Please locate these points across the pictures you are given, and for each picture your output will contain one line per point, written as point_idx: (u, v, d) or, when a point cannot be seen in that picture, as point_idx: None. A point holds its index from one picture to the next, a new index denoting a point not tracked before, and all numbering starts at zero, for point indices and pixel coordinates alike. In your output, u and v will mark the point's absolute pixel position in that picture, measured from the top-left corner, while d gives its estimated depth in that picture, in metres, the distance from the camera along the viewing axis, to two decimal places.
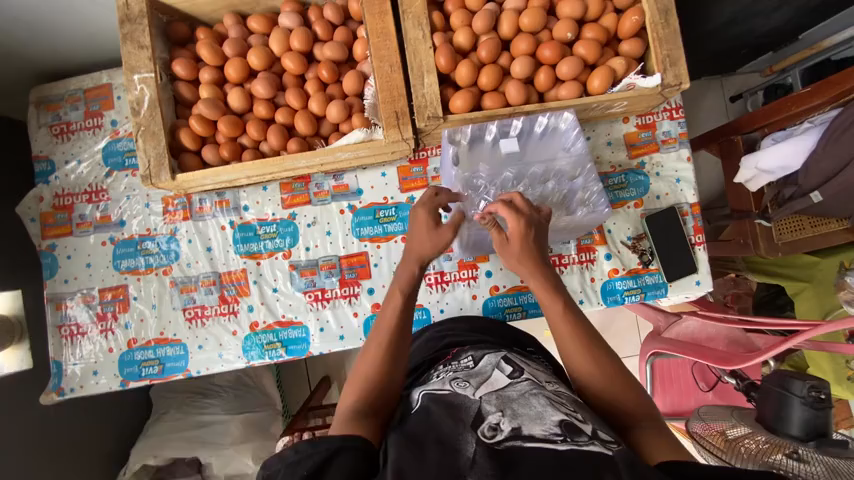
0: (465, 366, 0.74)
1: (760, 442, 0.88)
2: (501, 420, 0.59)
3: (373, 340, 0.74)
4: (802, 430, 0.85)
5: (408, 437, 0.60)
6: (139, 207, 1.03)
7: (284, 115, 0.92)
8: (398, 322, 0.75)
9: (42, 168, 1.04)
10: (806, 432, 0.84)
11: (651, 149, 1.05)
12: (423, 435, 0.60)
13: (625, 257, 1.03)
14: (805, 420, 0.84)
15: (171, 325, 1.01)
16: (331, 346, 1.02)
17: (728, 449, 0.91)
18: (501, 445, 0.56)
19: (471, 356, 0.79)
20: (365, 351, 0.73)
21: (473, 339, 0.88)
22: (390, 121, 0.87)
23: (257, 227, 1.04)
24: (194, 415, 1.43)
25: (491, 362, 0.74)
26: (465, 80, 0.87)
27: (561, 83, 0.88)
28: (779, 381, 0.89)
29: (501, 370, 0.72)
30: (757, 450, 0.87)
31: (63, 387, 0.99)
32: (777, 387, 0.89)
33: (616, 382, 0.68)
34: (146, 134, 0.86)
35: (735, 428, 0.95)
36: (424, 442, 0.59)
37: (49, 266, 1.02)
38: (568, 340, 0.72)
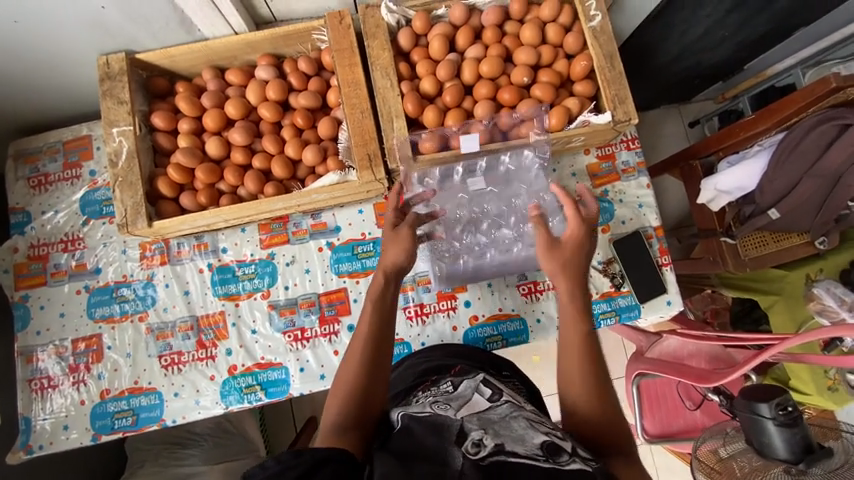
0: (444, 391, 0.76)
1: (752, 461, 0.94)
2: (484, 436, 0.60)
3: (351, 368, 0.73)
4: (789, 452, 0.87)
5: (393, 454, 0.60)
6: (116, 253, 1.03)
7: (261, 161, 0.96)
8: (380, 343, 0.76)
9: (18, 219, 1.05)
10: (792, 453, 0.87)
11: (612, 178, 1.11)
12: (408, 452, 0.59)
13: (597, 281, 1.07)
14: (786, 442, 0.86)
15: (146, 373, 0.99)
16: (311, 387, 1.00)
17: (723, 471, 0.99)
18: (485, 460, 0.56)
19: (451, 382, 0.81)
20: (341, 374, 0.74)
21: (450, 363, 0.91)
22: (363, 163, 0.92)
23: (235, 269, 1.05)
24: (171, 467, 1.36)
25: (470, 388, 0.76)
26: (432, 122, 0.93)
27: (521, 122, 0.95)
28: (746, 407, 0.90)
29: (481, 394, 0.74)
30: (750, 470, 0.94)
31: (31, 444, 0.96)
32: (748, 412, 0.90)
33: (592, 397, 0.69)
34: (123, 184, 0.88)
35: (728, 445, 1.03)
36: (410, 458, 0.58)
37: (22, 317, 1.01)
38: (578, 351, 0.73)
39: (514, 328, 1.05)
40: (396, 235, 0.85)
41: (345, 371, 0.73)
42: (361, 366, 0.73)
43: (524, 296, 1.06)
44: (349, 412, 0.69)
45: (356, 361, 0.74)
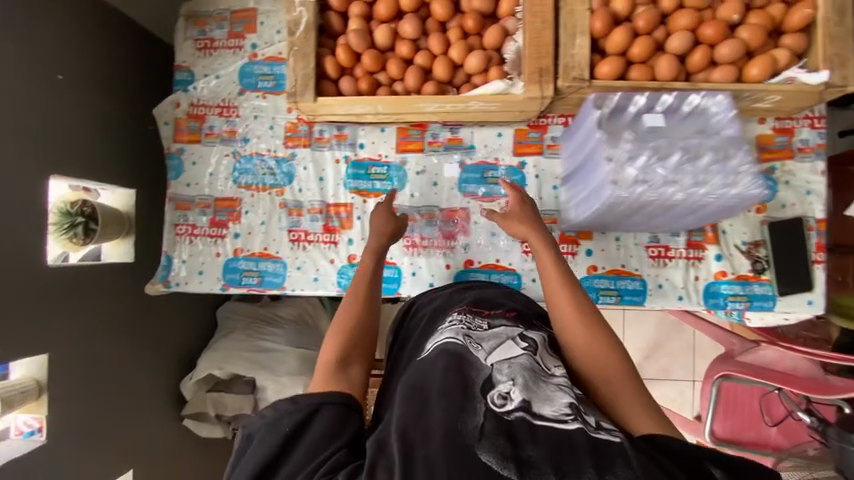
0: (478, 325, 0.75)
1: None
2: (511, 390, 0.59)
3: (349, 314, 0.80)
4: None
5: (415, 389, 0.61)
6: (264, 128, 1.09)
7: (424, 58, 0.94)
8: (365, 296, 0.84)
9: (182, 77, 1.10)
10: None
11: (784, 155, 0.99)
12: (425, 389, 0.61)
13: (736, 261, 0.99)
14: None
15: (275, 243, 1.07)
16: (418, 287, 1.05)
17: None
18: (510, 416, 0.55)
19: (488, 321, 0.79)
20: (341, 307, 0.82)
21: (483, 300, 0.89)
22: (533, 77, 0.87)
23: (369, 166, 1.07)
24: (257, 340, 1.50)
25: (507, 332, 0.74)
26: (617, 47, 0.85)
27: (715, 66, 0.85)
28: (840, 437, 1.04)
29: (515, 342, 0.71)
30: None
31: (169, 280, 1.07)
32: (841, 442, 1.04)
33: (597, 350, 0.71)
34: (298, 54, 0.90)
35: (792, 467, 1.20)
36: (423, 401, 0.59)
37: (175, 168, 1.09)
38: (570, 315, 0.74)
39: (634, 287, 1.00)
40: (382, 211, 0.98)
41: (337, 326, 0.78)
42: (354, 315, 0.79)
43: (651, 258, 1.01)
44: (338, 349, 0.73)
45: (348, 312, 0.81)
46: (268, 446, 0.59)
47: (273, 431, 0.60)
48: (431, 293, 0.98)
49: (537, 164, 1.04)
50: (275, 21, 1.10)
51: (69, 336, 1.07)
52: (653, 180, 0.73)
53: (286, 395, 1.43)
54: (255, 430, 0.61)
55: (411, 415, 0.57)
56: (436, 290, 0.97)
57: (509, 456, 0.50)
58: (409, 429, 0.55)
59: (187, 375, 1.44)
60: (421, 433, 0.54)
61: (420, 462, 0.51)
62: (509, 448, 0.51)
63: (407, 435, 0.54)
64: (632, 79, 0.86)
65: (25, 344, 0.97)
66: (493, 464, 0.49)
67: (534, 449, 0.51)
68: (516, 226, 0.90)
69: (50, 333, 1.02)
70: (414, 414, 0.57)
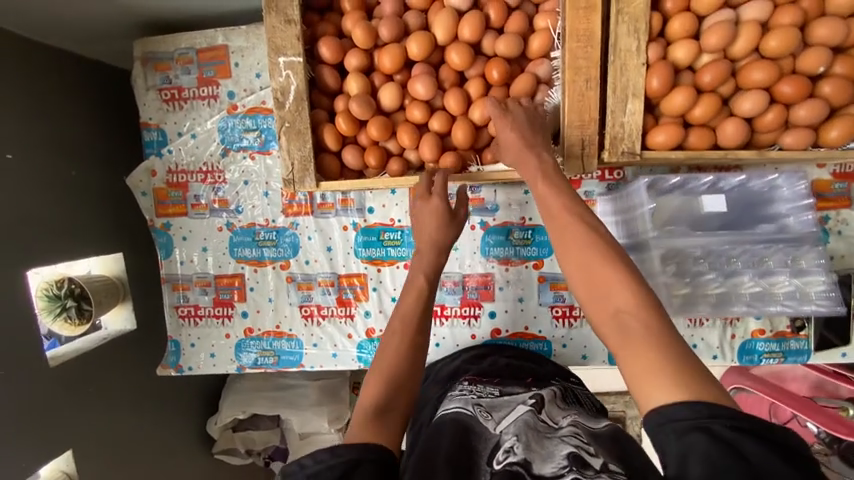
0: (489, 394, 0.71)
1: None
2: (514, 444, 0.55)
3: (395, 344, 0.64)
4: None
5: (424, 451, 0.58)
6: (257, 195, 0.95)
7: (441, 122, 0.78)
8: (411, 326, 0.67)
9: (152, 138, 0.94)
10: None
11: (841, 204, 0.90)
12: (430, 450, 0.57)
13: (776, 318, 0.95)
14: None
15: (287, 320, 1.00)
16: (443, 353, 1.01)
17: None
18: (509, 469, 0.52)
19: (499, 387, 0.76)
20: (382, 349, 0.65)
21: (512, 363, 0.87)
22: (573, 150, 0.73)
23: (381, 232, 0.96)
24: (276, 377, 1.50)
25: (517, 397, 0.70)
26: (675, 110, 0.71)
27: (786, 127, 0.73)
28: None
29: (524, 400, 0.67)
30: None
31: (181, 365, 1.01)
32: None
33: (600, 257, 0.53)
34: (290, 132, 0.75)
35: None
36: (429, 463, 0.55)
37: (164, 245, 0.98)
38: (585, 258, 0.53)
39: None
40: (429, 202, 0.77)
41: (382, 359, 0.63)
42: (400, 353, 0.63)
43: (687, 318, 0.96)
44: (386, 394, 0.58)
45: (394, 345, 0.64)
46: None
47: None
48: (443, 363, 0.94)
49: None
50: (253, 61, 0.91)
51: (88, 425, 1.04)
52: (711, 294, 0.67)
53: (311, 428, 1.45)
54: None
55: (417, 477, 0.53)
56: (450, 359, 0.94)
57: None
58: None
59: (212, 418, 1.44)
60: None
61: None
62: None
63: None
64: (691, 147, 0.73)
65: (47, 448, 0.95)
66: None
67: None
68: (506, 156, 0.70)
69: (68, 429, 0.99)
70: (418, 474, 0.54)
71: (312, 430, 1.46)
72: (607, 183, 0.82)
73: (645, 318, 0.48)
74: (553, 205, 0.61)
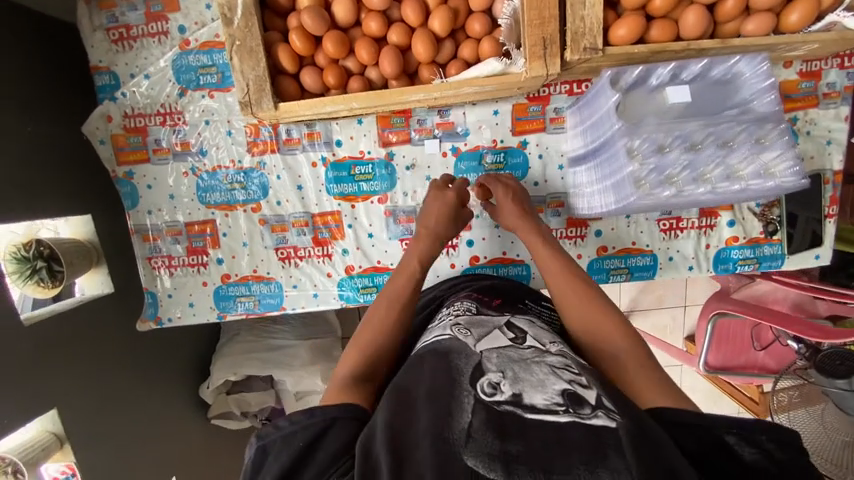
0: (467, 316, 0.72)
1: None
2: (501, 381, 0.54)
3: (378, 321, 0.71)
4: None
5: (403, 391, 0.55)
6: (220, 135, 0.93)
7: (399, 35, 0.76)
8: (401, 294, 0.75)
9: (104, 82, 0.90)
10: None
11: (808, 103, 0.90)
12: (410, 394, 0.55)
13: (748, 225, 0.96)
14: None
15: (264, 264, 0.98)
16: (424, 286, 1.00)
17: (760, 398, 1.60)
18: (500, 408, 0.51)
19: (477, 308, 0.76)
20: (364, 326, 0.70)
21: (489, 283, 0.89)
22: (535, 51, 0.71)
23: (351, 166, 0.94)
24: (265, 339, 1.49)
25: (494, 321, 0.70)
26: (635, 1, 0.69)
27: (748, 13, 0.71)
28: None
29: (504, 330, 0.67)
30: None
31: (160, 317, 1.00)
32: None
33: (599, 319, 0.68)
34: (242, 51, 0.72)
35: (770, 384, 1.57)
36: (412, 398, 0.54)
37: (129, 195, 0.95)
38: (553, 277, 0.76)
39: (644, 264, 0.97)
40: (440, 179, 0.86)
41: (362, 334, 0.69)
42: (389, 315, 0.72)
43: (662, 232, 0.96)
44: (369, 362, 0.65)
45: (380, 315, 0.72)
46: (285, 462, 0.52)
47: (287, 444, 0.54)
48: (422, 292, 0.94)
49: (540, 141, 0.92)
50: None
51: (71, 385, 1.03)
52: (680, 181, 0.66)
53: (304, 385, 1.45)
54: (269, 446, 0.54)
55: (395, 423, 0.51)
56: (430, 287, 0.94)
57: (498, 456, 0.46)
58: (382, 443, 0.49)
59: (204, 383, 1.45)
60: (405, 447, 0.48)
61: (387, 472, 0.46)
62: (497, 445, 0.47)
63: (371, 452, 0.49)
64: (653, 40, 0.72)
65: (31, 405, 0.93)
66: (479, 468, 0.45)
67: (524, 446, 0.47)
68: (507, 219, 0.86)
69: (49, 388, 0.98)
70: (398, 421, 0.51)
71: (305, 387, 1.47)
72: (575, 96, 0.89)
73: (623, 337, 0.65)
74: (540, 251, 0.80)
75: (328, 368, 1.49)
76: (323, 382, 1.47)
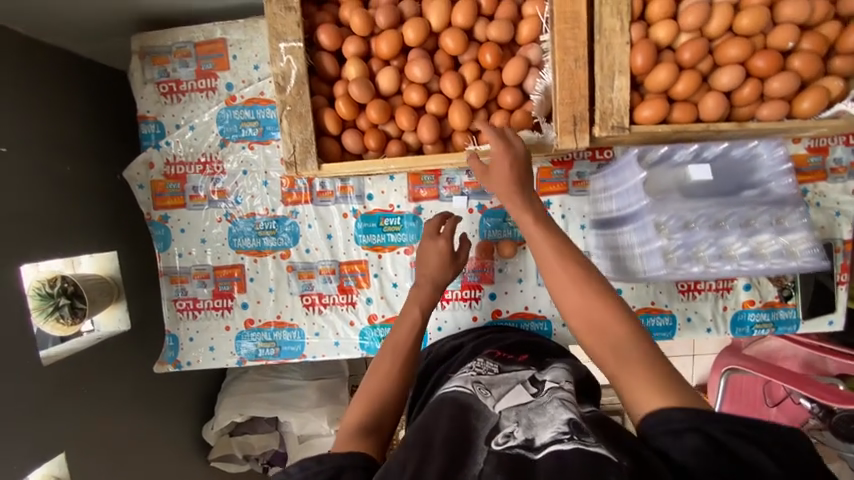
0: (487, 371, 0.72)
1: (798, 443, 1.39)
2: (514, 429, 0.55)
3: (386, 368, 0.71)
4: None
5: (420, 434, 0.56)
6: (256, 185, 0.96)
7: (437, 104, 0.81)
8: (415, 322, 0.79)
9: (150, 130, 0.95)
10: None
11: (817, 177, 0.95)
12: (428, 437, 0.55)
13: (764, 289, 0.98)
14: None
15: (288, 309, 0.99)
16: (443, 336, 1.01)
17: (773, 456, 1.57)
18: (510, 452, 0.51)
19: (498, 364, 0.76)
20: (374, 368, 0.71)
21: (520, 343, 0.87)
22: (566, 126, 0.77)
23: (380, 218, 0.98)
24: (274, 378, 1.47)
25: (517, 377, 0.69)
26: (659, 86, 0.75)
27: (762, 100, 0.77)
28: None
29: (526, 383, 0.67)
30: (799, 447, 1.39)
31: (179, 360, 0.99)
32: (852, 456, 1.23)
33: (596, 321, 0.57)
34: (292, 115, 0.77)
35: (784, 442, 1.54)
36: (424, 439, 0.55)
37: (162, 238, 0.97)
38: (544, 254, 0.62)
39: (664, 323, 0.99)
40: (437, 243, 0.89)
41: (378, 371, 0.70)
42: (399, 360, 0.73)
43: (681, 293, 0.99)
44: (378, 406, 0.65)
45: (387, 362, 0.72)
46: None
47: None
48: (446, 341, 0.96)
49: (563, 202, 0.96)
50: (250, 53, 0.93)
51: (81, 427, 1.01)
52: (706, 256, 0.70)
53: (311, 429, 1.42)
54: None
55: (411, 464, 0.51)
56: (455, 337, 0.95)
57: None
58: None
59: (207, 423, 1.41)
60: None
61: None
62: None
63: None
64: (675, 121, 0.77)
65: (40, 449, 0.91)
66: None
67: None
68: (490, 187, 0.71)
69: (59, 431, 0.95)
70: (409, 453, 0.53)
71: (311, 430, 1.44)
72: (598, 162, 0.94)
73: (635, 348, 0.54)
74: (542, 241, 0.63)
75: (335, 411, 1.46)
76: (331, 426, 1.43)
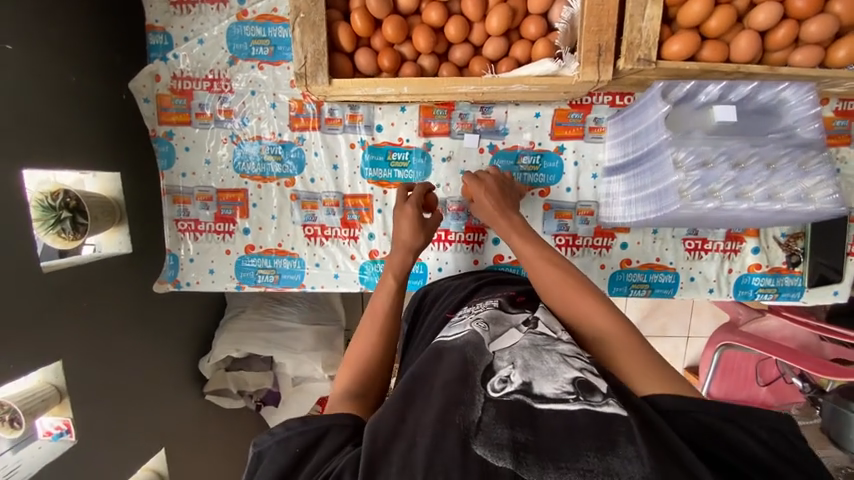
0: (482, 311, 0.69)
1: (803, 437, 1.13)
2: (511, 373, 0.53)
3: (384, 295, 0.76)
4: None
5: (413, 379, 0.54)
6: (264, 107, 0.94)
7: (457, 27, 0.78)
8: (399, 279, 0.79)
9: (158, 42, 0.92)
10: None
11: (842, 141, 0.92)
12: (424, 382, 0.54)
13: (772, 254, 0.97)
14: None
15: (289, 238, 0.99)
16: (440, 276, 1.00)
17: None
18: (510, 399, 0.50)
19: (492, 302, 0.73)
20: (359, 335, 0.71)
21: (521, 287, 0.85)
22: (590, 56, 0.73)
23: (388, 152, 0.95)
24: (271, 319, 1.49)
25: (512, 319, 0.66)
26: (692, 19, 0.71)
27: (798, 44, 0.73)
28: None
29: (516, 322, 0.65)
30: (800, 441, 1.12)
31: (179, 279, 0.99)
32: None
33: (590, 311, 0.65)
34: (304, 24, 0.73)
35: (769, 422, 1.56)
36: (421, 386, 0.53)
37: (166, 155, 0.95)
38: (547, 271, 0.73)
39: (667, 281, 0.97)
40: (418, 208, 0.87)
41: (366, 328, 0.71)
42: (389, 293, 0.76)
43: (687, 251, 0.97)
44: (364, 375, 0.64)
45: (365, 336, 0.70)
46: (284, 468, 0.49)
47: (283, 450, 0.50)
48: (448, 281, 0.95)
49: (578, 148, 0.93)
50: None
51: (79, 340, 1.02)
52: (722, 194, 0.67)
53: (305, 370, 1.44)
54: (268, 450, 0.50)
55: (409, 416, 0.50)
56: (463, 279, 0.93)
57: (507, 445, 0.45)
58: (394, 434, 0.48)
59: (204, 356, 1.43)
60: (417, 433, 0.48)
61: (397, 458, 0.46)
62: (507, 435, 0.46)
63: (380, 436, 0.48)
64: (704, 59, 0.73)
65: (40, 353, 0.93)
66: (488, 456, 0.44)
67: (534, 435, 0.46)
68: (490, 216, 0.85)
69: (58, 339, 0.97)
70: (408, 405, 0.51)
71: (305, 372, 1.46)
72: (617, 108, 0.91)
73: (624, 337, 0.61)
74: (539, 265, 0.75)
75: (329, 356, 1.47)
76: (324, 369, 1.45)
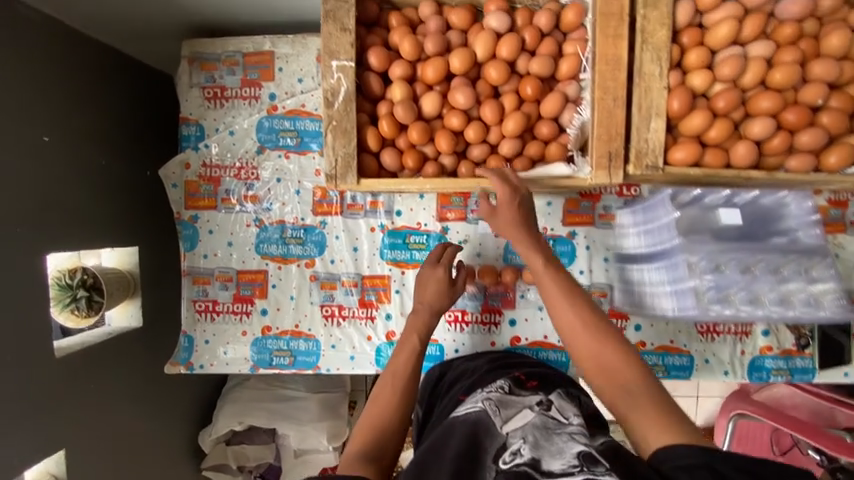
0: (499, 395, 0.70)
1: None
2: (521, 446, 0.53)
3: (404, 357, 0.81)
4: None
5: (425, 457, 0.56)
6: (289, 193, 0.98)
7: (477, 130, 0.84)
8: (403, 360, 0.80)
9: (190, 132, 0.97)
10: None
11: (837, 228, 0.97)
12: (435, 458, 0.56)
13: (782, 336, 0.99)
14: None
15: (306, 319, 0.99)
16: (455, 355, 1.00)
17: None
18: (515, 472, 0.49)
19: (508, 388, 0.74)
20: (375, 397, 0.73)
21: (535, 372, 0.86)
22: (601, 162, 0.79)
23: (407, 235, 0.99)
24: (276, 388, 1.45)
25: (525, 401, 0.67)
26: (693, 130, 0.78)
27: (791, 151, 0.80)
28: None
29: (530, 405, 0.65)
30: None
31: (192, 362, 0.98)
32: None
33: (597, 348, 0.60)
34: (336, 130, 0.79)
35: None
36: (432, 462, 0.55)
37: (189, 238, 0.98)
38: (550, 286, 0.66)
39: (682, 363, 0.98)
40: (433, 272, 0.90)
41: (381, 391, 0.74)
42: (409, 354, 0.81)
43: (699, 333, 0.99)
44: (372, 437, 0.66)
45: (385, 393, 0.74)
46: None
47: None
48: (461, 361, 0.95)
49: (589, 234, 0.92)
50: (296, 67, 0.96)
51: (83, 425, 0.98)
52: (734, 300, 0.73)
53: (309, 443, 1.38)
54: None
55: None
56: (476, 358, 0.94)
57: None
58: None
59: (205, 429, 1.38)
60: None
61: None
62: None
63: None
64: (709, 165, 0.79)
65: (45, 443, 0.89)
66: None
67: None
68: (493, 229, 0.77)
69: (62, 426, 0.93)
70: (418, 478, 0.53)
71: (309, 445, 1.39)
72: (625, 198, 0.91)
73: (638, 382, 0.57)
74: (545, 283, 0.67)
75: (335, 426, 1.42)
76: (330, 441, 1.39)
